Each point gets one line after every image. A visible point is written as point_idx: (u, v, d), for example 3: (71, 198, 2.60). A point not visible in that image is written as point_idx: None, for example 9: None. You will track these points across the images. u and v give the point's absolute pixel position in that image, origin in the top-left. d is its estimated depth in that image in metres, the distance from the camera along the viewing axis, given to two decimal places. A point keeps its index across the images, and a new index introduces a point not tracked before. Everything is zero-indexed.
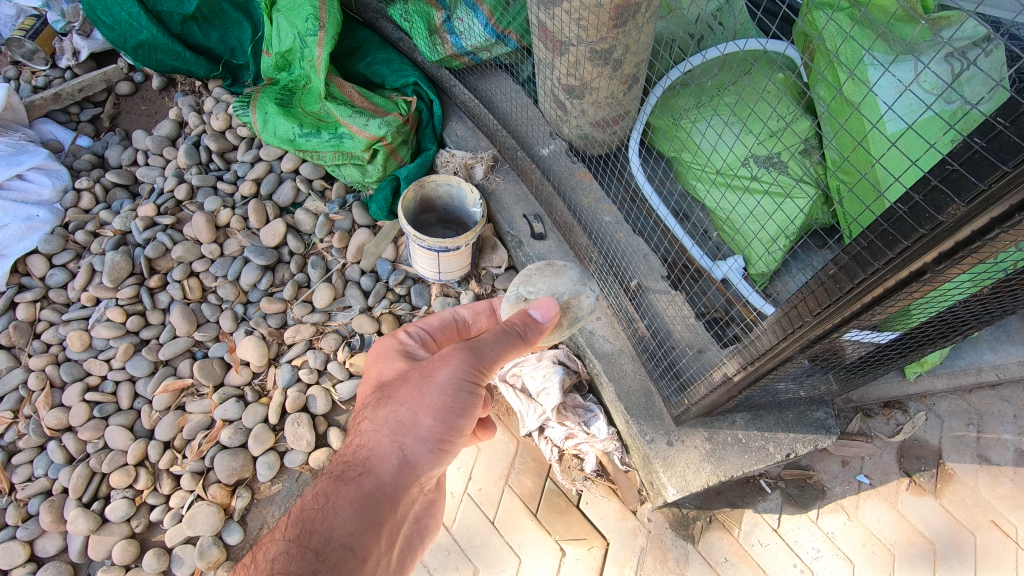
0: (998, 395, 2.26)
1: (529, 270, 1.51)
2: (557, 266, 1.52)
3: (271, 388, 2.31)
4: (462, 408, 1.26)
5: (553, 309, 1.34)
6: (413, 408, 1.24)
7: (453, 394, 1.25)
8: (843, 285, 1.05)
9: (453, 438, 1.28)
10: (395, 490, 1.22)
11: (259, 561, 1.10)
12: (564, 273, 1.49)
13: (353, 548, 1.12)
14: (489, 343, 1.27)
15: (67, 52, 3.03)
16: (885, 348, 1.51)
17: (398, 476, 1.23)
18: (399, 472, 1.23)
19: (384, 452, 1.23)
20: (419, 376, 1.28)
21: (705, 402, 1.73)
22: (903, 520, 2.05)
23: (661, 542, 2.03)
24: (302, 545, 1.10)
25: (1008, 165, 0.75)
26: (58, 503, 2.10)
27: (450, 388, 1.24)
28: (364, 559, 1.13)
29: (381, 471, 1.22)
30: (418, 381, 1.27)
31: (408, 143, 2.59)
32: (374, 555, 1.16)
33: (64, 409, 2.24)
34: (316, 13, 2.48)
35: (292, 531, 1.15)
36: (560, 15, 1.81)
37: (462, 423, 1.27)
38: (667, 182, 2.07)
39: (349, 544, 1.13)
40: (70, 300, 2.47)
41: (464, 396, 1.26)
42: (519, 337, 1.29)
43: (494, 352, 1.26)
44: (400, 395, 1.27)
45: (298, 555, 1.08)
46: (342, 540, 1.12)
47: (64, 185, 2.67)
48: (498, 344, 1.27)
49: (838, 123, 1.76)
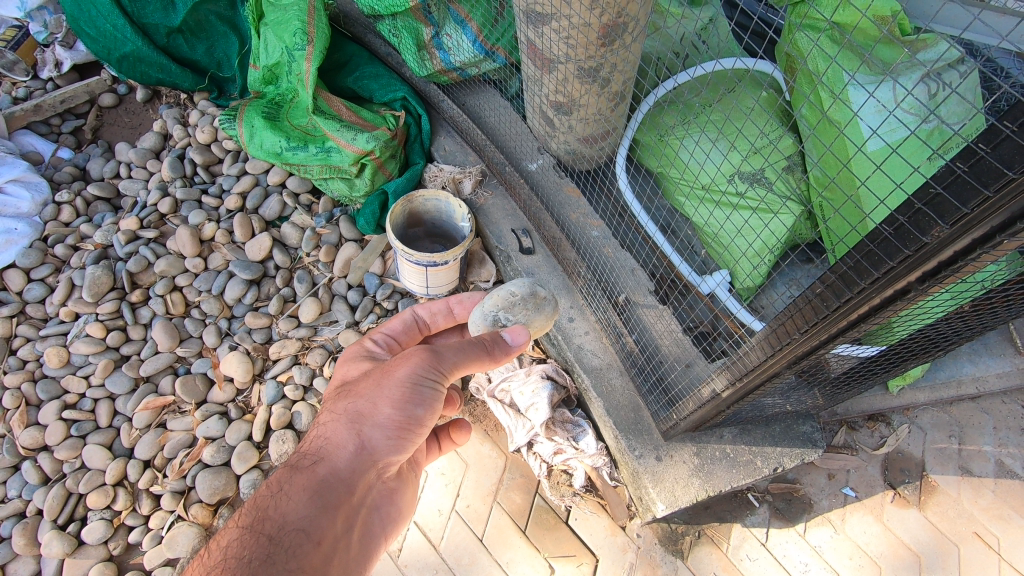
0: (979, 407, 2.29)
1: (512, 294, 1.53)
2: (538, 296, 1.55)
3: (255, 404, 2.27)
4: (424, 401, 1.26)
5: (524, 337, 1.38)
6: (373, 400, 1.25)
7: (413, 388, 1.25)
8: (830, 304, 1.06)
9: (413, 428, 1.27)
10: (351, 475, 1.22)
11: (216, 549, 1.13)
12: (544, 309, 1.54)
13: (308, 531, 1.13)
14: (452, 348, 1.28)
15: (49, 63, 2.99)
16: (869, 362, 1.53)
17: (354, 461, 1.23)
18: (355, 458, 1.23)
19: (342, 440, 1.23)
20: (380, 370, 1.30)
21: (693, 417, 1.73)
22: (889, 532, 2.07)
23: (651, 558, 2.02)
24: (256, 531, 1.12)
25: (990, 190, 0.76)
26: (32, 526, 2.03)
27: (409, 382, 1.25)
28: (319, 542, 1.14)
29: (337, 458, 1.22)
30: (379, 375, 1.28)
31: (396, 157, 2.58)
32: (332, 538, 1.17)
33: (39, 428, 2.18)
34: (305, 27, 2.48)
35: (248, 520, 1.16)
36: (548, 34, 1.83)
37: (422, 415, 1.26)
38: (653, 199, 2.09)
39: (304, 527, 1.13)
40: (48, 315, 2.41)
41: (426, 390, 1.26)
42: (485, 351, 1.31)
43: (455, 356, 1.27)
44: (361, 389, 1.29)
45: (252, 541, 1.11)
46: (297, 524, 1.13)
47: (44, 198, 2.63)
48: (461, 351, 1.28)
49: (822, 143, 1.79)
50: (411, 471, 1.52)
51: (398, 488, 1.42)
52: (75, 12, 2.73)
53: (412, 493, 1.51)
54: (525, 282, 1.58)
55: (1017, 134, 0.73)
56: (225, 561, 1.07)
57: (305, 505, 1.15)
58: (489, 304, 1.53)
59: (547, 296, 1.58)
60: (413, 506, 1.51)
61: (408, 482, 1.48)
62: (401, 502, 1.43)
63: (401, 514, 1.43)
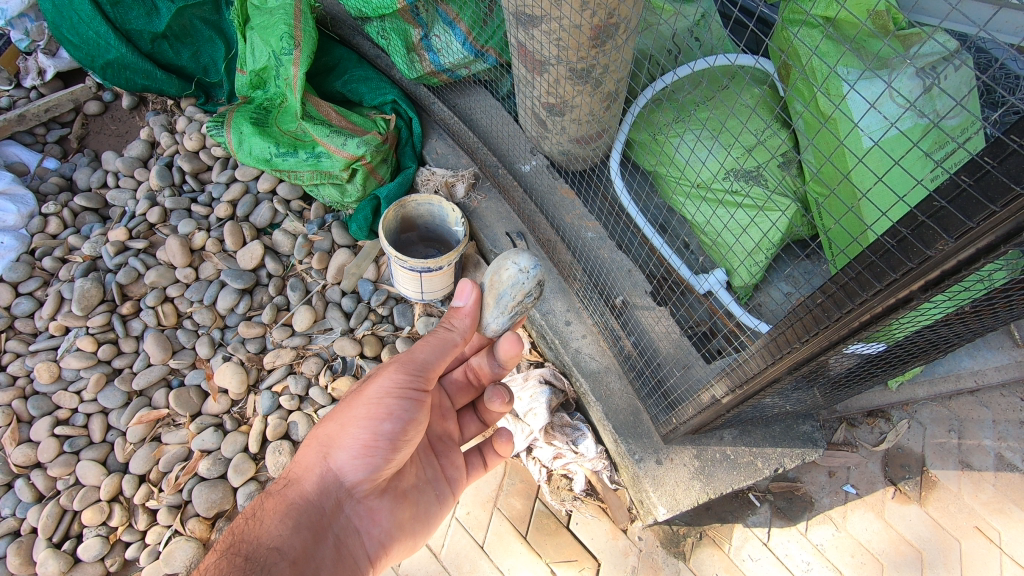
0: (978, 400, 2.29)
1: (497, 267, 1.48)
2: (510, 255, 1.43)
3: (250, 415, 2.25)
4: (391, 415, 1.31)
5: (463, 289, 1.39)
6: (341, 420, 1.32)
7: (380, 403, 1.32)
8: (831, 314, 1.05)
9: (382, 445, 1.30)
10: (321, 497, 1.27)
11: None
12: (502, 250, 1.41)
13: (281, 549, 1.15)
14: (421, 349, 1.37)
15: (32, 71, 2.94)
16: (871, 362, 1.51)
17: (321, 485, 1.28)
18: (321, 481, 1.29)
19: (309, 465, 1.30)
20: (353, 395, 1.37)
21: (693, 422, 1.72)
22: (891, 529, 2.06)
23: (652, 560, 2.01)
24: (231, 554, 1.14)
25: (997, 205, 0.74)
26: (27, 544, 2.01)
27: (378, 398, 1.32)
28: (294, 560, 1.16)
29: (305, 483, 1.28)
30: (349, 398, 1.36)
31: (388, 161, 2.54)
32: (307, 558, 1.19)
33: (31, 445, 2.15)
34: (291, 31, 2.44)
35: (223, 547, 1.19)
36: (538, 36, 1.81)
37: (391, 430, 1.31)
38: (647, 197, 2.08)
39: (278, 545, 1.16)
40: (37, 330, 2.38)
41: (394, 403, 1.32)
42: (449, 333, 1.40)
43: (427, 356, 1.36)
44: (333, 413, 1.36)
45: (228, 562, 1.11)
46: (270, 543, 1.16)
47: (30, 210, 2.59)
48: (431, 347, 1.37)
49: (818, 146, 1.78)
50: (412, 492, 1.46)
51: (382, 508, 1.37)
52: (55, 18, 2.68)
53: (413, 516, 1.45)
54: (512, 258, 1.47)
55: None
56: None
57: (278, 526, 1.20)
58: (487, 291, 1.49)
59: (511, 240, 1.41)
60: (414, 531, 1.45)
61: (404, 502, 1.43)
62: (388, 524, 1.38)
63: (387, 539, 1.38)
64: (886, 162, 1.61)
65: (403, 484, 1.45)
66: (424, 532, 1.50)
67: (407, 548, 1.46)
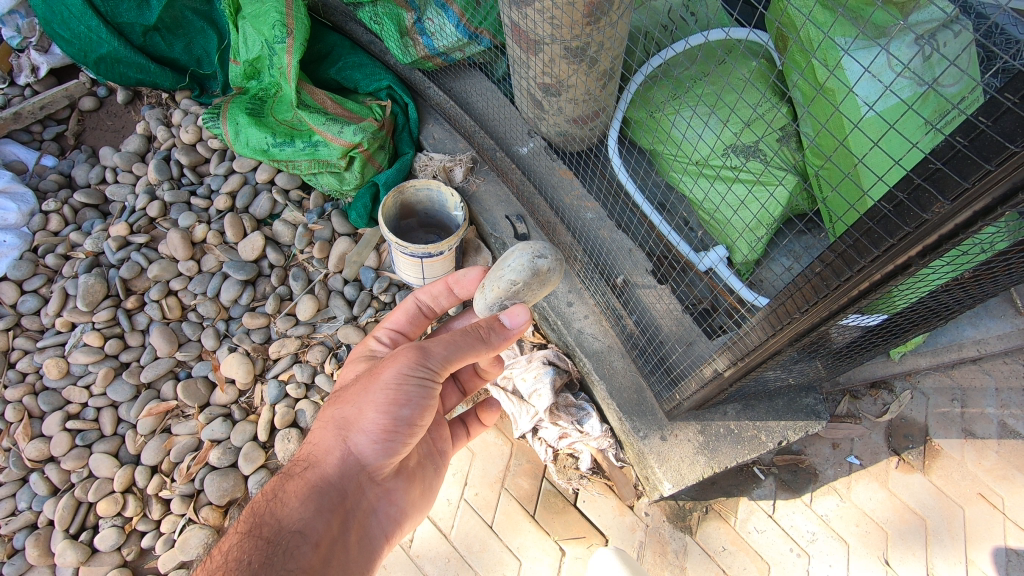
0: (981, 368, 2.29)
1: (514, 285, 1.32)
2: (543, 273, 1.32)
3: (258, 404, 2.27)
4: (410, 402, 1.30)
5: (523, 318, 1.33)
6: (358, 405, 1.30)
7: (399, 389, 1.30)
8: (831, 283, 1.05)
9: (400, 430, 1.32)
10: (341, 480, 1.29)
11: (216, 554, 1.19)
12: (550, 278, 1.34)
13: (304, 533, 1.20)
14: (441, 344, 1.32)
15: (25, 68, 2.92)
16: (872, 331, 1.52)
17: (341, 468, 1.29)
18: (342, 463, 1.30)
19: (328, 446, 1.30)
20: (368, 377, 1.35)
21: (696, 397, 1.73)
22: (894, 498, 2.08)
23: (660, 536, 2.04)
24: (254, 536, 1.19)
25: (991, 164, 0.75)
26: (44, 536, 2.05)
27: (395, 384, 1.30)
28: (317, 543, 1.21)
29: (325, 464, 1.29)
30: (365, 381, 1.34)
31: (385, 148, 2.55)
32: (329, 540, 1.24)
33: (44, 439, 2.18)
34: (283, 19, 2.42)
35: (246, 527, 1.24)
36: (532, 15, 1.79)
37: (409, 415, 1.31)
38: (645, 175, 2.07)
39: (301, 529, 1.21)
40: (44, 326, 2.40)
41: (414, 390, 1.30)
42: (480, 339, 1.33)
43: (445, 351, 1.31)
44: (349, 395, 1.34)
45: (251, 545, 1.17)
46: (293, 526, 1.20)
47: (30, 208, 2.60)
48: (453, 346, 1.32)
49: (817, 118, 1.77)
50: (418, 470, 1.52)
51: (398, 489, 1.43)
52: (47, 14, 2.68)
53: (421, 491, 1.51)
54: (524, 252, 1.32)
55: (1018, 105, 0.71)
56: (227, 564, 1.13)
57: (300, 508, 1.23)
58: (491, 294, 1.37)
59: (551, 264, 1.33)
60: (422, 506, 1.52)
61: (413, 481, 1.49)
62: (402, 503, 1.45)
63: (402, 517, 1.45)
64: (882, 128, 1.61)
65: (411, 463, 1.50)
66: (429, 504, 1.57)
67: (416, 520, 1.54)
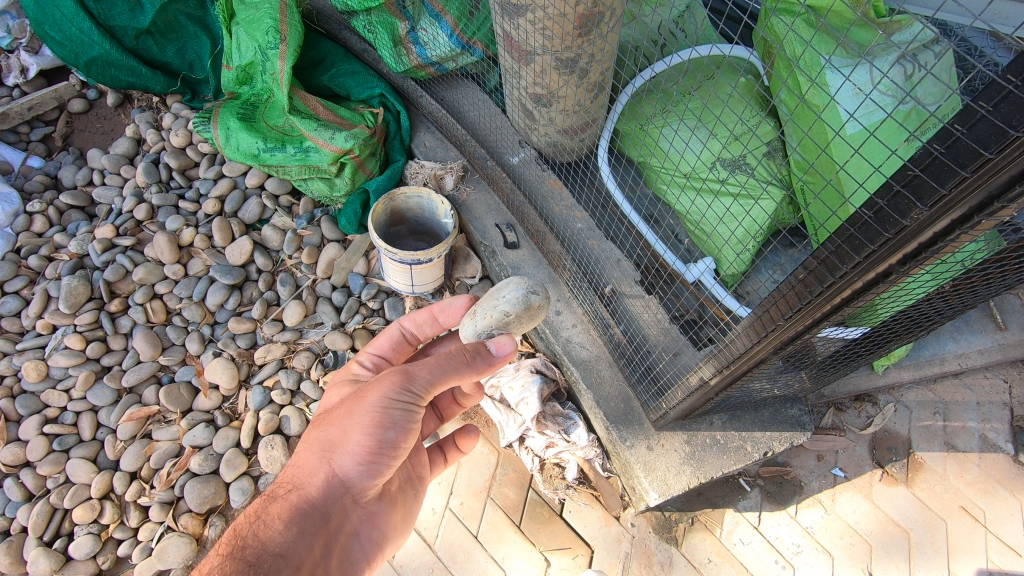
0: (962, 383, 2.33)
1: (506, 314, 1.38)
2: (534, 308, 1.40)
3: (242, 411, 2.25)
4: (395, 424, 1.29)
5: (510, 347, 1.35)
6: (344, 427, 1.29)
7: (384, 412, 1.29)
8: (814, 289, 1.06)
9: (385, 452, 1.31)
10: (325, 502, 1.28)
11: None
12: (539, 314, 1.42)
13: (287, 556, 1.18)
14: (426, 368, 1.31)
15: (15, 69, 2.90)
16: (854, 343, 1.54)
17: (325, 489, 1.28)
18: (326, 485, 1.28)
19: (312, 468, 1.28)
20: (353, 399, 1.34)
21: (683, 406, 1.74)
22: (878, 510, 2.09)
23: (645, 546, 2.03)
24: (235, 558, 1.15)
25: (967, 170, 0.77)
26: (18, 544, 2.00)
27: (380, 408, 1.29)
28: (299, 567, 1.19)
29: (309, 486, 1.27)
30: (351, 403, 1.32)
31: (376, 155, 2.57)
32: (311, 564, 1.22)
33: (20, 444, 2.14)
34: (277, 25, 2.43)
35: (226, 550, 1.20)
36: (524, 25, 1.82)
37: (394, 438, 1.30)
38: (635, 188, 2.09)
39: (283, 552, 1.18)
40: (24, 328, 2.36)
41: (399, 413, 1.30)
42: (464, 361, 1.32)
43: (431, 375, 1.30)
44: (333, 417, 1.33)
45: (232, 567, 1.13)
46: (276, 549, 1.18)
47: (15, 209, 2.57)
48: (437, 369, 1.31)
49: (801, 130, 1.81)
50: (400, 494, 1.54)
51: (381, 512, 1.45)
52: (38, 15, 2.66)
53: (402, 516, 1.53)
54: (519, 286, 1.41)
55: (993, 113, 0.72)
56: None
57: (283, 531, 1.21)
58: (481, 322, 1.41)
59: (543, 302, 1.42)
60: (403, 529, 1.54)
61: (395, 505, 1.50)
62: (385, 526, 1.46)
63: (383, 540, 1.46)
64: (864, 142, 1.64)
65: (392, 487, 1.52)
66: (409, 528, 1.58)
67: (397, 545, 1.55)
